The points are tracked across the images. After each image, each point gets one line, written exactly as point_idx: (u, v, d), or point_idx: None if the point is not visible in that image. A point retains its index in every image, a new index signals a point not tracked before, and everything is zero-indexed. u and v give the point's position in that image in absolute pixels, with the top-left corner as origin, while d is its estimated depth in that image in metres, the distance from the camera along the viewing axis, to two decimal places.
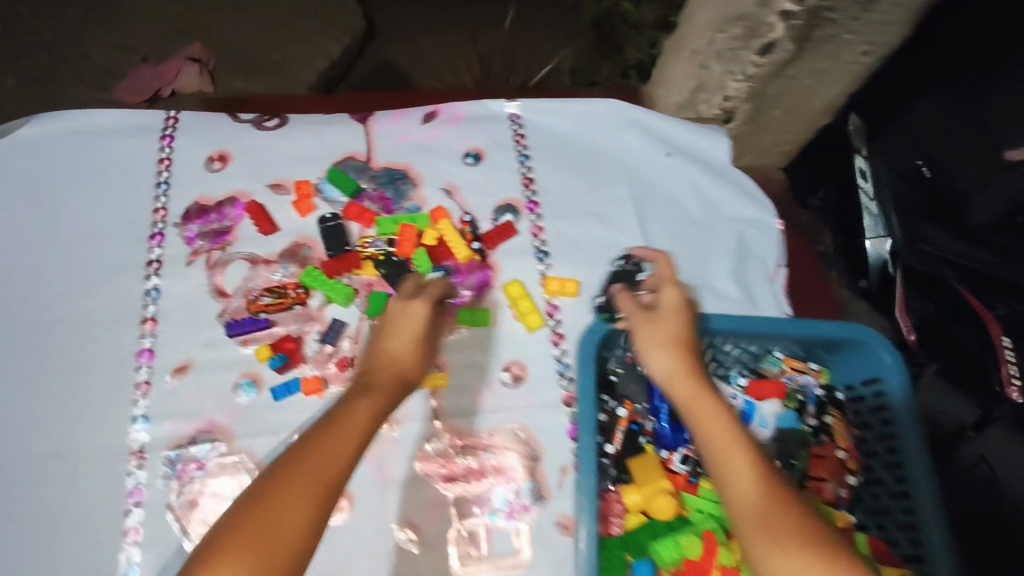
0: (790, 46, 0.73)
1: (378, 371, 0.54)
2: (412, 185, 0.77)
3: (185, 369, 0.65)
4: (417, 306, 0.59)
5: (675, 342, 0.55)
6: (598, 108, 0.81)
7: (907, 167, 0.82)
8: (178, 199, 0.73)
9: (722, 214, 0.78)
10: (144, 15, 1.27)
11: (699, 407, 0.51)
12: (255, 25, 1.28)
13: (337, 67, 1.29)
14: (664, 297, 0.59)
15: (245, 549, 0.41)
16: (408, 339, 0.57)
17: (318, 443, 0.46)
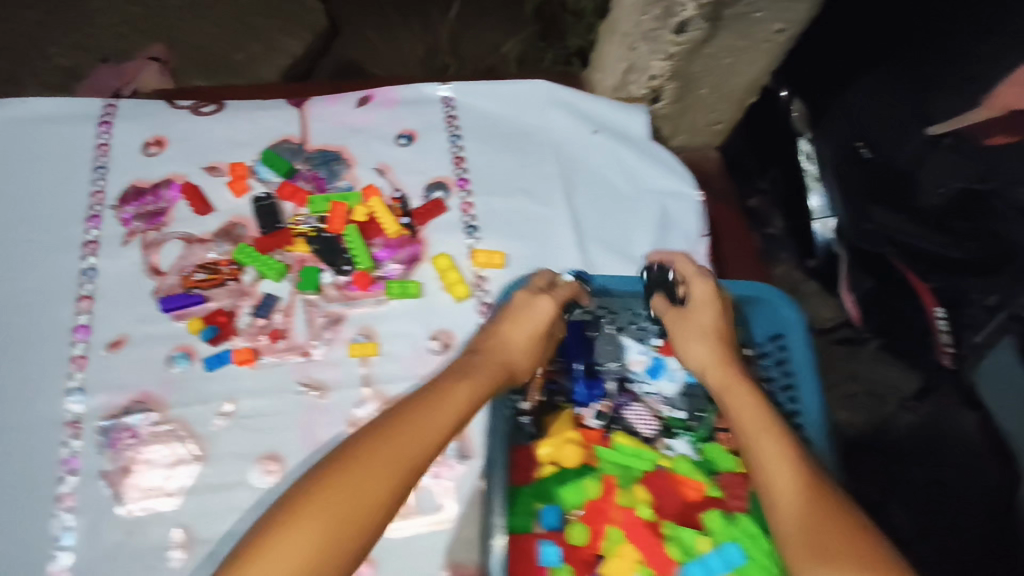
0: (703, 24, 0.77)
1: (489, 353, 0.55)
2: (346, 165, 0.79)
3: (120, 343, 0.67)
4: (546, 301, 0.59)
5: (716, 331, 0.57)
6: (528, 88, 0.84)
7: (847, 150, 0.87)
8: (114, 183, 0.75)
9: (645, 187, 0.81)
10: (103, 15, 1.30)
11: (733, 398, 0.53)
12: (219, 24, 1.31)
13: (299, 64, 1.32)
14: (695, 289, 0.59)
15: (326, 508, 0.43)
16: (526, 329, 0.57)
17: (413, 421, 0.48)
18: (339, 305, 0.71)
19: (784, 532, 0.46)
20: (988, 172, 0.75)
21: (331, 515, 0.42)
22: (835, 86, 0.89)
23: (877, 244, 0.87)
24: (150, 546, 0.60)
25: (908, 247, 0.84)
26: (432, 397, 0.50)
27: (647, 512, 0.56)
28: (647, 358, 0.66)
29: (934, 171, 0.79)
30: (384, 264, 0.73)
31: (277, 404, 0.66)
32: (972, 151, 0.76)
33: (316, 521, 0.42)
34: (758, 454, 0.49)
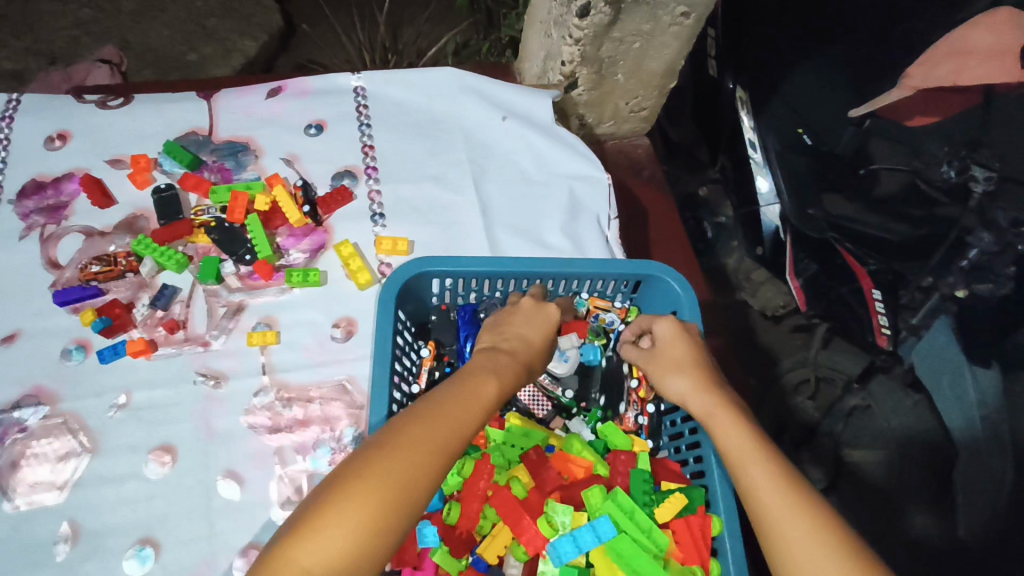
0: (605, 8, 0.79)
1: (507, 350, 0.57)
2: (253, 156, 0.79)
3: (13, 338, 0.66)
4: (550, 307, 0.61)
5: (692, 363, 0.57)
6: (438, 77, 0.85)
7: (791, 137, 0.88)
8: (15, 178, 0.74)
9: (555, 173, 0.82)
10: (58, 22, 1.37)
11: (720, 426, 0.52)
12: (175, 26, 1.39)
13: (255, 64, 1.39)
14: (660, 327, 0.59)
15: (373, 494, 0.43)
16: (539, 328, 0.59)
17: (443, 412, 0.48)
18: (241, 295, 0.71)
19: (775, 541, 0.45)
20: (913, 155, 0.74)
21: (377, 497, 0.42)
22: (773, 76, 0.88)
23: (820, 232, 0.90)
24: (37, 541, 0.58)
25: (864, 238, 0.84)
26: (458, 390, 0.51)
27: (521, 490, 0.56)
28: None
29: (879, 156, 0.78)
30: (289, 253, 0.73)
31: (171, 395, 0.65)
32: (895, 132, 0.75)
33: (360, 505, 0.42)
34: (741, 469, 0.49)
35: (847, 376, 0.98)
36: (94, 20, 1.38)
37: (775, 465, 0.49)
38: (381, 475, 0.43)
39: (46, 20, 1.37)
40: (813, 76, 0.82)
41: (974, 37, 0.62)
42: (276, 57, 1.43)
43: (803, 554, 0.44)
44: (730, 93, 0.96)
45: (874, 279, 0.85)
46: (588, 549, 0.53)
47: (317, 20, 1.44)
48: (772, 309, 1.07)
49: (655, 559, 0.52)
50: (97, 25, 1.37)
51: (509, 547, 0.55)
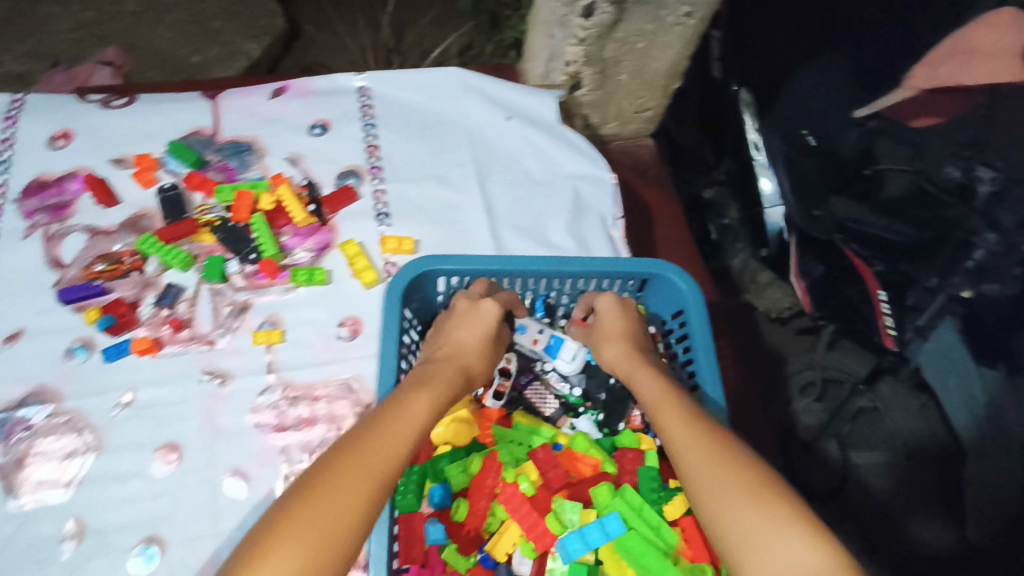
0: (609, 7, 0.79)
1: (444, 361, 0.56)
2: (257, 155, 0.79)
3: (17, 336, 0.66)
4: (486, 304, 0.60)
5: (623, 333, 0.59)
6: (441, 77, 0.85)
7: (796, 138, 0.85)
8: (19, 177, 0.74)
9: (559, 172, 0.82)
10: (62, 24, 1.38)
11: (641, 379, 0.55)
12: (178, 29, 1.39)
13: (258, 66, 1.39)
14: (599, 301, 0.62)
15: (304, 537, 0.40)
16: (476, 332, 0.59)
17: (377, 433, 0.47)
18: (246, 294, 0.70)
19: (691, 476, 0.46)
20: (917, 157, 0.73)
21: (308, 538, 0.40)
22: (779, 80, 0.87)
23: (826, 233, 0.87)
24: (42, 539, 0.57)
25: (874, 240, 0.82)
26: (391, 409, 0.50)
27: (529, 487, 0.56)
28: (545, 336, 0.64)
29: (884, 157, 0.77)
30: (293, 252, 0.73)
31: (176, 394, 0.65)
32: (900, 133, 0.74)
33: (300, 538, 0.40)
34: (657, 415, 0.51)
35: (852, 376, 0.97)
36: (98, 23, 1.38)
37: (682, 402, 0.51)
38: (308, 514, 0.41)
39: (50, 23, 1.38)
40: (822, 78, 0.81)
41: (978, 36, 0.63)
42: (280, 60, 1.44)
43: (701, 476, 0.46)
44: (734, 96, 0.95)
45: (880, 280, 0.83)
46: (596, 547, 0.52)
47: (318, 20, 1.44)
48: (778, 312, 1.07)
49: (664, 556, 0.51)
50: (101, 27, 1.38)
51: (517, 545, 0.55)
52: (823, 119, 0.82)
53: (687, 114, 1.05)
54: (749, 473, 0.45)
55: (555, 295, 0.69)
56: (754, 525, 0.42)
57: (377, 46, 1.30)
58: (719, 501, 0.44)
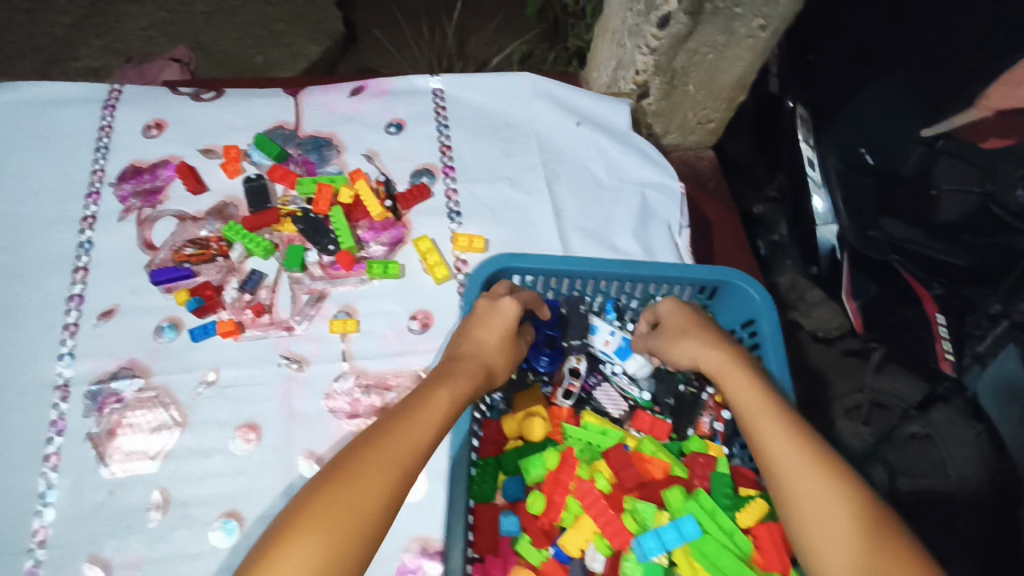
0: (685, 18, 0.80)
1: (465, 359, 0.56)
2: (336, 151, 0.82)
3: (112, 313, 0.69)
4: (506, 301, 0.58)
5: (696, 327, 0.58)
6: (514, 82, 0.87)
7: (854, 157, 0.87)
8: (115, 162, 0.78)
9: (628, 179, 0.83)
10: (136, 22, 1.44)
11: (729, 378, 0.54)
12: (244, 31, 1.45)
13: (316, 67, 1.43)
14: (661, 306, 0.61)
15: (324, 531, 0.42)
16: (497, 330, 0.58)
17: (398, 428, 0.48)
18: (322, 283, 0.73)
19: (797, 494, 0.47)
20: (986, 178, 0.71)
21: (326, 532, 0.42)
22: (840, 98, 0.87)
23: (883, 253, 0.88)
24: (130, 508, 0.60)
25: (931, 262, 0.82)
26: (413, 404, 0.50)
27: (605, 484, 0.57)
28: (616, 339, 0.66)
29: (944, 178, 0.76)
30: (368, 246, 0.75)
31: (255, 377, 0.67)
32: (968, 153, 0.72)
33: (320, 530, 0.42)
34: (754, 420, 0.51)
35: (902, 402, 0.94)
36: (168, 22, 1.44)
37: (787, 424, 0.50)
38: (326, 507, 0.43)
39: (125, 21, 1.44)
40: (889, 95, 0.80)
41: None
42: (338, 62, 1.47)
43: (829, 532, 0.46)
44: (791, 112, 0.96)
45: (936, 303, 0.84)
46: (672, 548, 0.54)
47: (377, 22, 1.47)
48: (824, 331, 1.02)
49: (741, 561, 0.52)
50: (172, 26, 1.44)
51: (591, 541, 0.55)
52: (883, 138, 0.82)
53: (739, 128, 1.07)
54: (861, 506, 0.46)
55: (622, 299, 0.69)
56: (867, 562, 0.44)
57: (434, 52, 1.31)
58: (833, 536, 0.45)
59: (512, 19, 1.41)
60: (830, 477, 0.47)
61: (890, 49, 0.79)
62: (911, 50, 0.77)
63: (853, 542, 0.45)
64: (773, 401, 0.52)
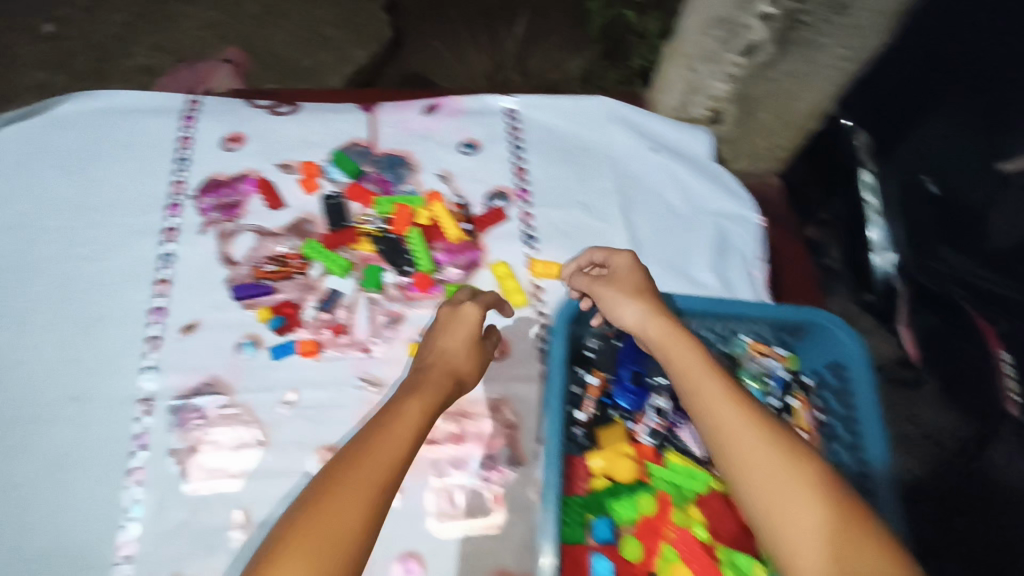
0: (772, 48, 0.77)
1: (433, 367, 0.59)
2: (410, 170, 0.81)
3: (194, 327, 0.70)
4: (467, 307, 0.63)
5: (643, 291, 0.60)
6: (588, 105, 0.86)
7: (916, 185, 0.87)
8: (195, 174, 0.78)
9: (705, 208, 0.81)
10: (189, 22, 1.42)
11: (673, 345, 0.56)
12: (292, 33, 1.41)
13: (362, 72, 1.40)
14: (616, 259, 0.63)
15: (310, 551, 0.45)
16: (461, 336, 0.61)
17: (372, 444, 0.51)
18: (399, 304, 0.73)
19: (740, 453, 0.49)
20: None
21: (309, 549, 0.45)
22: (902, 128, 0.89)
23: (943, 286, 0.88)
24: (215, 527, 0.61)
25: (989, 295, 0.83)
26: (386, 418, 0.53)
27: (703, 533, 0.57)
28: None
29: (1007, 208, 0.78)
30: (444, 268, 0.75)
31: (335, 399, 0.67)
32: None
33: (304, 551, 0.45)
34: (694, 383, 0.53)
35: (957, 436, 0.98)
36: (224, 23, 1.42)
37: (725, 388, 0.52)
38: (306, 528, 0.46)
39: (179, 20, 1.42)
40: (954, 126, 0.83)
41: None
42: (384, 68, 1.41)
43: (773, 487, 0.48)
44: (847, 131, 0.93)
45: (1000, 339, 0.85)
46: None
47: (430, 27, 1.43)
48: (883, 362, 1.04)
49: None
50: (223, 27, 1.42)
51: None
52: (949, 169, 0.84)
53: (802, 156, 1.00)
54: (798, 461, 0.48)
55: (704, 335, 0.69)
56: (807, 512, 0.46)
57: (501, 87, 1.33)
58: (775, 488, 0.48)
59: (572, 39, 1.40)
60: (766, 435, 0.50)
61: (965, 81, 0.81)
62: (1003, 87, 0.78)
63: (799, 496, 0.47)
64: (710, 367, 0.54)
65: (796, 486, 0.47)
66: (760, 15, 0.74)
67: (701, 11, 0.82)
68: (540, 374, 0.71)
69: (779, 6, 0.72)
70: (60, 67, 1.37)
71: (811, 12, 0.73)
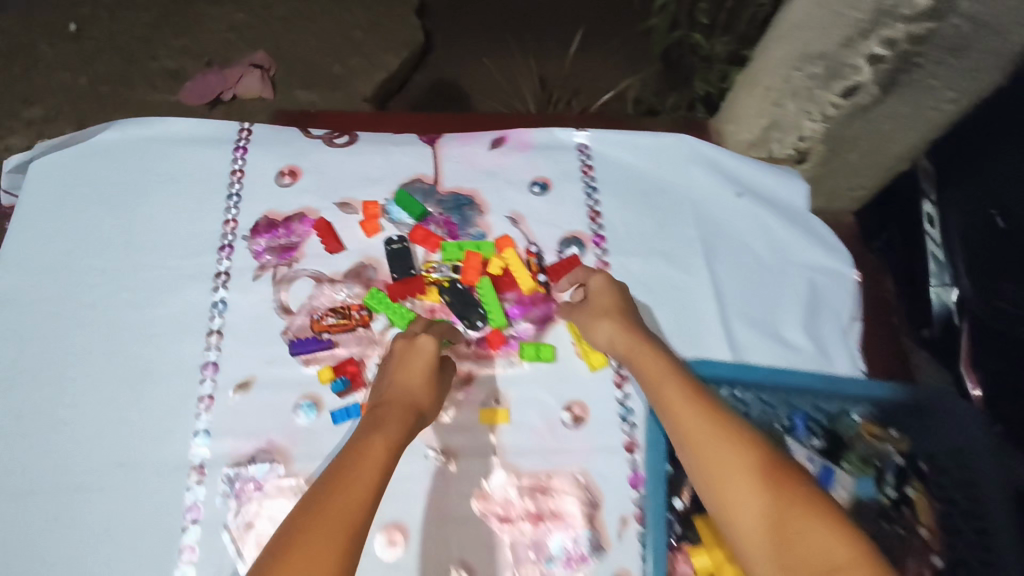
0: (876, 90, 0.70)
1: (392, 405, 0.57)
2: (477, 211, 0.75)
3: (248, 385, 0.64)
4: (424, 339, 0.61)
5: (615, 311, 0.64)
6: (670, 143, 0.80)
7: (981, 218, 0.78)
8: (248, 212, 0.73)
9: (795, 260, 0.75)
10: (214, 22, 1.34)
11: (640, 354, 0.60)
12: (323, 38, 1.33)
13: (394, 79, 1.33)
14: (593, 279, 0.67)
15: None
16: (418, 370, 0.60)
17: (334, 489, 0.48)
18: (469, 364, 0.67)
19: (692, 433, 0.51)
20: None
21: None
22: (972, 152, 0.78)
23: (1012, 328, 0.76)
24: None
25: None
26: (347, 461, 0.50)
27: None
28: (812, 465, 0.61)
29: None
30: (515, 323, 0.70)
31: (402, 471, 0.63)
32: None
33: None
34: (655, 383, 0.56)
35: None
36: (248, 24, 1.34)
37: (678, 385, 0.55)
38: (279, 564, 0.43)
39: (204, 21, 1.34)
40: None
41: None
42: (413, 74, 1.35)
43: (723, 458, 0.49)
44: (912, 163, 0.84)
45: None
46: None
47: (468, 37, 1.37)
48: None
49: None
50: (253, 31, 1.33)
51: None
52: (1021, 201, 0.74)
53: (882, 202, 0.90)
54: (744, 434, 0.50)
55: (809, 411, 0.62)
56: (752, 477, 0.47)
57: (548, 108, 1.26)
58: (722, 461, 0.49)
59: (633, 59, 1.33)
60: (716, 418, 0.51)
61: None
62: None
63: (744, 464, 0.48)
64: (671, 370, 0.57)
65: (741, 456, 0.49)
66: (867, 56, 0.67)
67: (793, 43, 0.75)
68: (624, 446, 0.65)
69: (891, 48, 0.65)
70: (82, 68, 1.30)
71: (928, 55, 0.64)
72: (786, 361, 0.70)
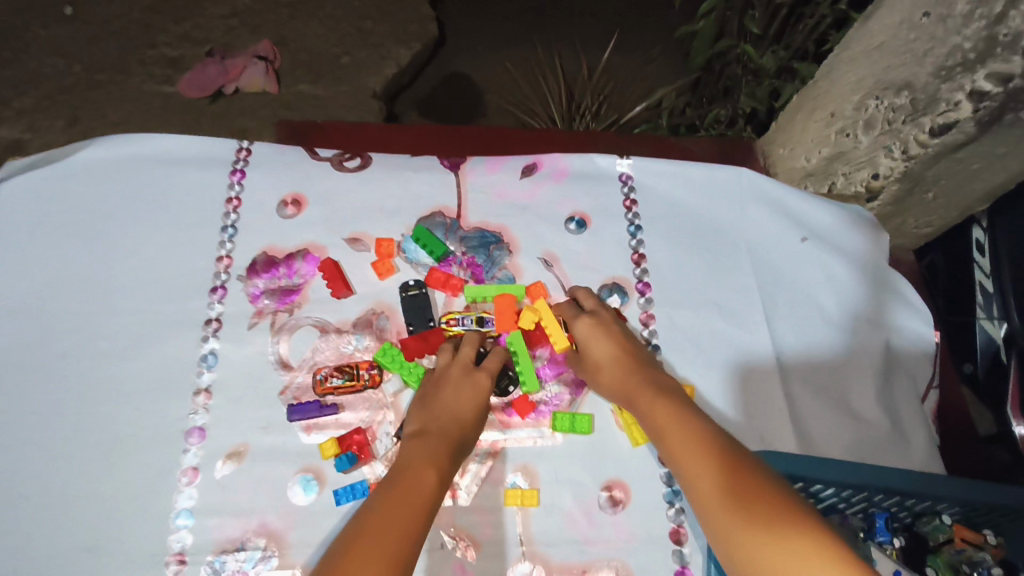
0: (973, 129, 0.58)
1: (435, 433, 0.51)
2: (506, 251, 0.66)
3: (239, 454, 0.56)
4: (481, 374, 0.56)
5: (609, 356, 0.57)
6: (726, 177, 0.71)
7: None
8: (245, 247, 0.64)
9: (864, 315, 0.66)
10: (216, 7, 1.24)
11: (638, 396, 0.53)
12: (331, 26, 1.23)
13: (405, 75, 1.22)
14: (578, 323, 0.59)
15: None
16: (466, 397, 0.54)
17: (381, 518, 0.43)
18: (495, 434, 0.59)
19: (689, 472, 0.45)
20: None
21: None
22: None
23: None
24: None
25: None
26: (394, 492, 0.45)
27: None
28: None
29: None
30: (547, 385, 0.61)
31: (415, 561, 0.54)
32: None
33: None
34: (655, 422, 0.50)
35: None
36: (252, 10, 1.23)
37: (681, 416, 0.49)
38: None
39: (205, 6, 1.24)
40: None
41: None
42: (424, 70, 1.26)
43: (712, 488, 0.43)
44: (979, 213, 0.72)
45: None
46: None
47: (485, 36, 1.27)
48: None
49: None
50: (257, 17, 1.23)
51: None
52: None
53: None
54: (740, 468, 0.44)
55: (894, 508, 0.54)
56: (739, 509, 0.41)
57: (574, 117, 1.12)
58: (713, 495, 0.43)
59: (666, 71, 1.23)
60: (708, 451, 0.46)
61: None
62: None
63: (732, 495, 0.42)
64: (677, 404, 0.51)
65: (736, 488, 0.42)
66: (969, 91, 0.56)
67: (871, 66, 0.64)
68: (671, 536, 0.56)
69: (1002, 85, 0.54)
70: (73, 53, 1.20)
71: None
72: (858, 435, 0.62)
